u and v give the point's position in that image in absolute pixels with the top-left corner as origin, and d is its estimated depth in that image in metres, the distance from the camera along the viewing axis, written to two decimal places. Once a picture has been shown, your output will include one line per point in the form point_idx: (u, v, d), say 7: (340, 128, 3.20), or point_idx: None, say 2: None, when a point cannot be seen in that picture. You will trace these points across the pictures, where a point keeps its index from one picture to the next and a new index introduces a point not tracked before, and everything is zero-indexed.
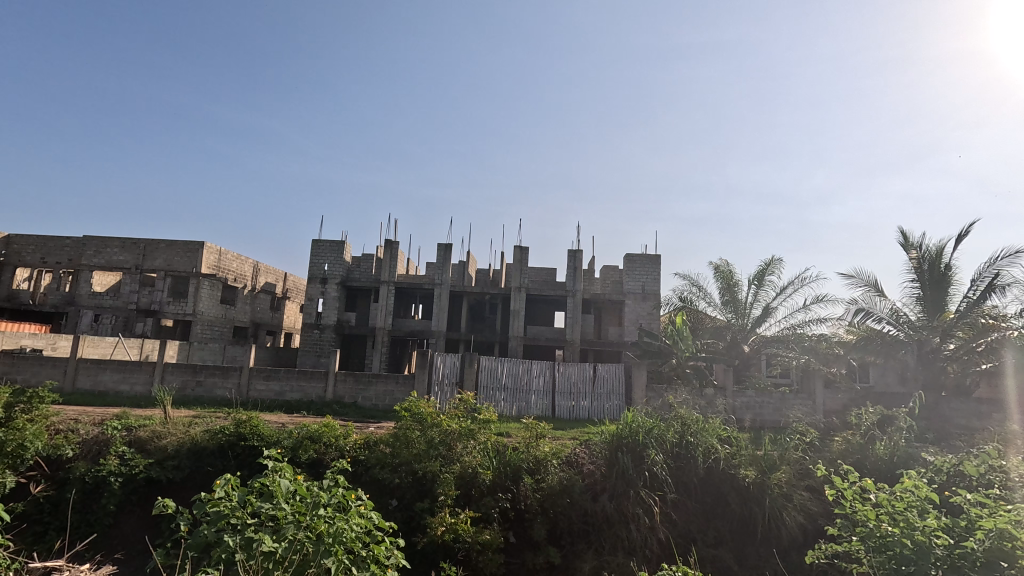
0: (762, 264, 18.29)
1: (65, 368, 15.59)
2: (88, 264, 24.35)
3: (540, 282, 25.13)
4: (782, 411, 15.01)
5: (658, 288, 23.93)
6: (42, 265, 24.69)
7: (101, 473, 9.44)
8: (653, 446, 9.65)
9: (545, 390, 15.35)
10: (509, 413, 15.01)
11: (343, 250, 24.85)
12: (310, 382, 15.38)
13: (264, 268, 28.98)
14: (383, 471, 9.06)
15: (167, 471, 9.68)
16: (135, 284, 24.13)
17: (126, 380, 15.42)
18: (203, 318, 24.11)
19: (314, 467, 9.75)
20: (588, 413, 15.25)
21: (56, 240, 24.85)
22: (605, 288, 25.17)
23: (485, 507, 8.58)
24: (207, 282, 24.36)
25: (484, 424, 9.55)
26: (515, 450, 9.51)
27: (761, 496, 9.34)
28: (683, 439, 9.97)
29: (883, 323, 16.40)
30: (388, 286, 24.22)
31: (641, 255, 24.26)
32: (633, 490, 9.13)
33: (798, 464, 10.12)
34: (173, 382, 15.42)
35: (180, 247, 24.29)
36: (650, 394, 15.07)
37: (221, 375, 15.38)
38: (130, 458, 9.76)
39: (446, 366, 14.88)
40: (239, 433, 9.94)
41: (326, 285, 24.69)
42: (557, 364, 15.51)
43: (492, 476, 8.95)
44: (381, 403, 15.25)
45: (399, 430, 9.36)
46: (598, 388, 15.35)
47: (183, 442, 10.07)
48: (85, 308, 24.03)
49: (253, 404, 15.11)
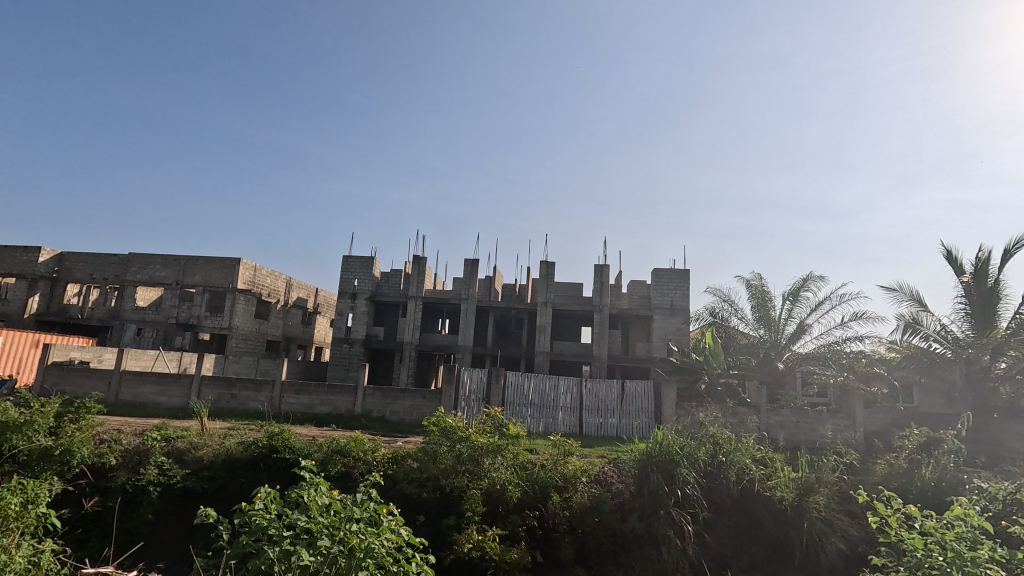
0: (798, 280, 17.94)
1: (109, 380, 16.28)
2: (133, 280, 25.49)
3: (567, 297, 24.95)
4: (818, 432, 14.44)
5: (686, 303, 23.58)
6: (90, 280, 25.89)
7: (140, 482, 9.72)
8: (685, 464, 9.39)
9: (572, 406, 15.20)
10: (535, 430, 14.89)
11: (372, 266, 25.37)
12: (339, 396, 15.63)
13: (297, 283, 29.78)
14: (411, 486, 9.09)
15: (202, 482, 9.97)
16: (175, 299, 25.11)
17: (165, 392, 16.00)
18: (237, 332, 24.89)
19: (343, 480, 9.88)
20: (616, 430, 15.03)
21: (103, 256, 26.06)
22: (631, 303, 24.93)
23: (512, 525, 8.53)
24: (243, 297, 25.22)
25: (512, 440, 9.46)
26: (543, 468, 9.47)
27: (798, 520, 9.03)
28: (715, 459, 9.74)
29: (929, 340, 15.76)
30: (415, 301, 24.58)
31: (670, 270, 23.93)
32: (663, 510, 8.92)
33: (837, 489, 9.74)
34: (208, 395, 15.91)
35: (218, 264, 25.21)
36: (680, 412, 14.73)
37: (254, 388, 15.77)
38: (168, 469, 10.08)
39: (473, 381, 14.97)
40: (271, 445, 10.21)
41: (356, 300, 25.14)
42: (584, 382, 15.31)
43: (519, 493, 8.88)
44: (408, 417, 15.40)
45: (426, 445, 9.37)
46: (627, 405, 15.13)
47: (219, 453, 10.41)
48: (129, 322, 25.08)
49: (285, 417, 15.45)
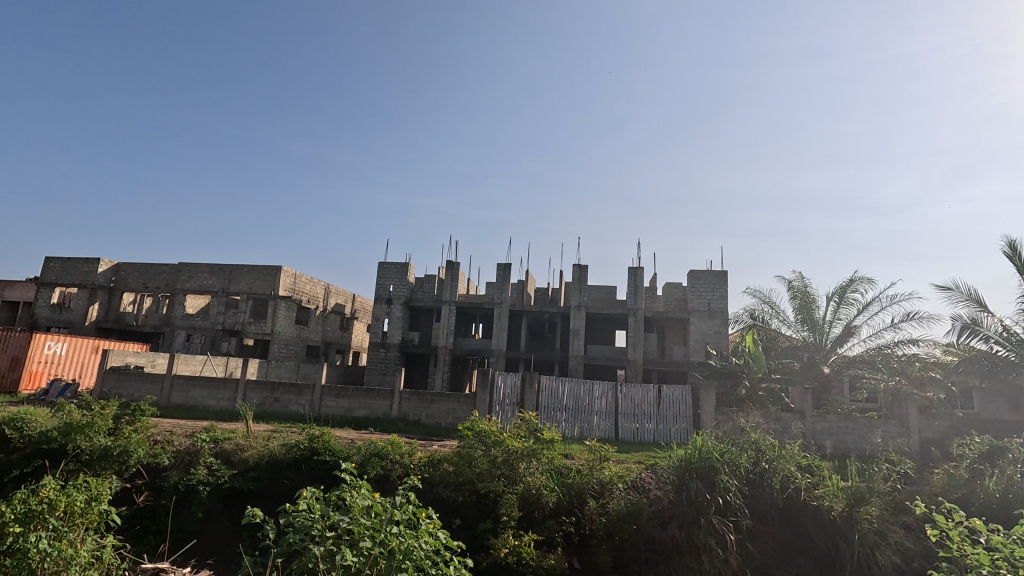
0: (843, 280, 17.22)
1: (162, 384, 17.10)
2: (183, 288, 26.77)
3: (601, 300, 24.71)
4: (868, 439, 13.78)
5: (724, 305, 22.97)
6: (144, 289, 27.32)
7: (191, 482, 10.16)
8: (726, 471, 9.10)
9: (608, 411, 15.02)
10: (570, 435, 14.77)
11: (406, 272, 25.81)
12: (376, 400, 15.94)
13: (335, 289, 30.59)
14: (447, 489, 9.18)
15: (248, 482, 10.34)
16: (221, 306, 26.21)
17: (213, 395, 16.69)
18: (279, 337, 25.76)
19: (381, 483, 10.05)
20: (654, 435, 14.75)
21: (155, 266, 27.47)
22: (667, 306, 24.47)
23: (548, 530, 8.47)
24: (284, 303, 26.10)
25: (547, 444, 9.45)
26: (579, 473, 9.39)
27: (849, 532, 8.62)
28: (758, 466, 9.41)
29: (990, 342, 14.80)
30: (449, 306, 24.86)
31: (706, 272, 23.37)
32: (703, 518, 8.65)
33: (891, 499, 9.26)
34: (253, 398, 16.50)
35: (261, 272, 26.19)
36: (719, 417, 14.31)
37: (296, 392, 16.27)
38: (216, 469, 10.50)
39: (507, 386, 15.00)
40: (312, 447, 10.51)
41: (391, 305, 25.61)
42: (620, 386, 15.11)
43: (555, 498, 8.82)
44: (443, 421, 15.56)
45: (462, 449, 9.48)
46: (664, 410, 14.84)
47: (263, 454, 10.78)
48: (179, 329, 26.32)
49: (325, 420, 15.87)
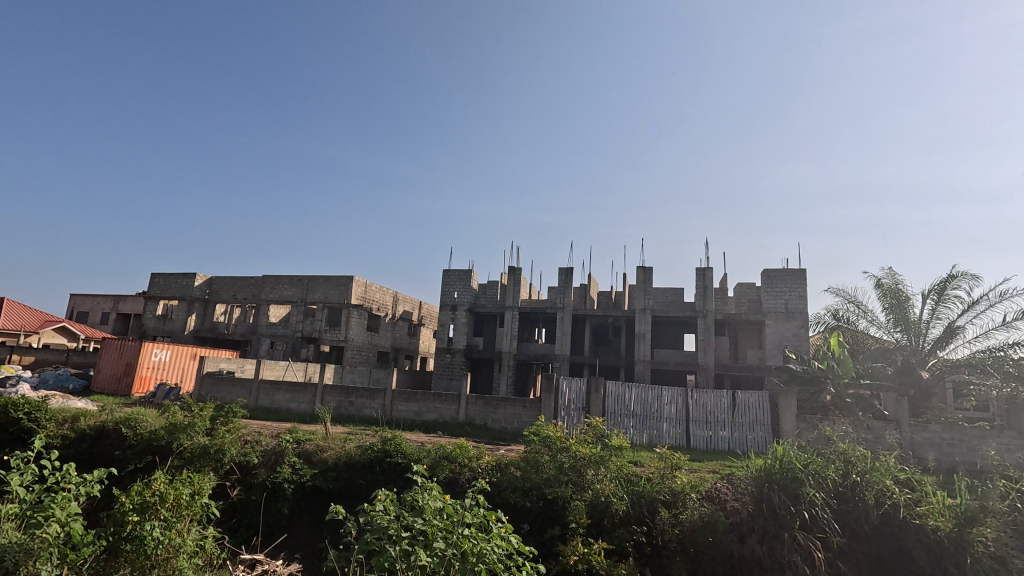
0: (942, 276, 15.59)
1: (250, 388, 18.47)
2: (266, 299, 28.82)
3: (667, 303, 23.95)
4: (978, 451, 12.38)
5: (803, 305, 21.55)
6: (233, 300, 29.68)
7: (277, 480, 10.85)
8: (811, 483, 8.48)
9: (678, 418, 14.48)
10: (639, 442, 14.40)
11: (470, 278, 26.33)
12: (444, 404, 16.34)
13: (402, 297, 31.75)
14: (515, 494, 9.23)
15: (328, 481, 10.94)
16: (300, 315, 27.94)
17: (295, 399, 17.82)
18: (352, 344, 27.08)
19: (451, 485, 10.25)
20: (728, 444, 14.07)
21: (242, 279, 29.77)
22: (739, 307, 23.30)
23: (618, 539, 8.29)
24: (356, 311, 27.42)
25: (616, 451, 9.27)
26: (649, 481, 9.12)
27: (959, 556, 7.82)
28: (849, 479, 8.68)
29: None
30: (512, 311, 25.09)
31: (782, 270, 22.02)
32: (786, 533, 8.15)
33: (1009, 519, 8.24)
34: (330, 402, 17.44)
35: (335, 282, 27.70)
36: (802, 426, 13.39)
37: (369, 395, 17.03)
38: (299, 468, 11.17)
39: (572, 391, 14.88)
40: (386, 449, 10.98)
41: (456, 311, 26.19)
42: (690, 392, 14.55)
43: (625, 507, 8.62)
44: (509, 425, 15.69)
45: (528, 454, 9.53)
46: (739, 417, 14.12)
47: (340, 455, 11.35)
48: (264, 337, 28.34)
49: (396, 423, 16.48)
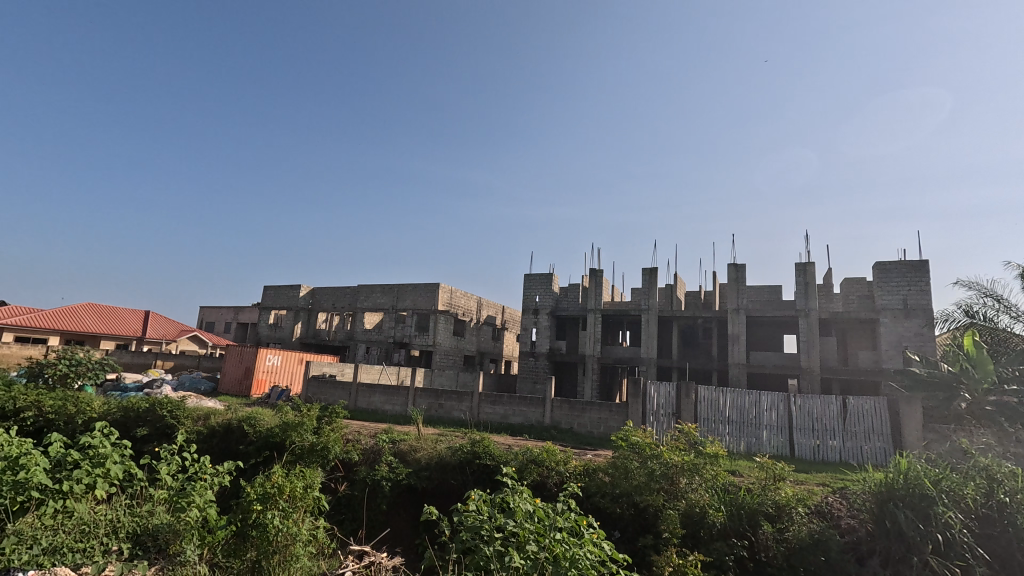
0: None
1: (350, 390, 19.84)
2: (362, 307, 30.83)
3: (763, 301, 22.39)
4: None
5: (926, 301, 19.17)
6: (333, 309, 32.08)
7: (376, 477, 11.54)
8: (946, 502, 7.43)
9: (780, 425, 13.46)
10: (736, 450, 13.57)
11: (551, 282, 26.38)
12: (529, 407, 16.48)
13: (486, 302, 32.51)
14: (605, 499, 9.11)
15: (422, 480, 11.48)
16: (392, 321, 29.56)
17: (390, 401, 18.87)
18: (440, 348, 28.18)
19: (539, 489, 10.32)
20: (840, 454, 12.84)
21: (340, 289, 32.10)
22: (848, 305, 21.21)
23: (717, 553, 7.86)
24: (443, 317, 28.50)
25: (710, 459, 8.78)
26: (750, 493, 8.57)
27: None
28: (994, 500, 7.56)
29: None
30: (595, 314, 24.78)
31: (898, 262, 19.75)
32: (916, 556, 7.30)
33: None
34: (422, 404, 18.26)
35: (422, 289, 29.00)
36: (929, 436, 11.91)
37: (457, 398, 17.60)
38: (395, 467, 11.81)
39: (660, 396, 14.38)
40: (474, 451, 11.30)
41: (538, 315, 26.33)
42: (793, 397, 13.47)
43: (723, 519, 8.17)
44: (596, 430, 15.48)
45: (616, 460, 9.32)
46: (852, 426, 12.84)
47: (432, 455, 11.85)
48: (360, 342, 30.34)
49: (484, 425, 16.89)
